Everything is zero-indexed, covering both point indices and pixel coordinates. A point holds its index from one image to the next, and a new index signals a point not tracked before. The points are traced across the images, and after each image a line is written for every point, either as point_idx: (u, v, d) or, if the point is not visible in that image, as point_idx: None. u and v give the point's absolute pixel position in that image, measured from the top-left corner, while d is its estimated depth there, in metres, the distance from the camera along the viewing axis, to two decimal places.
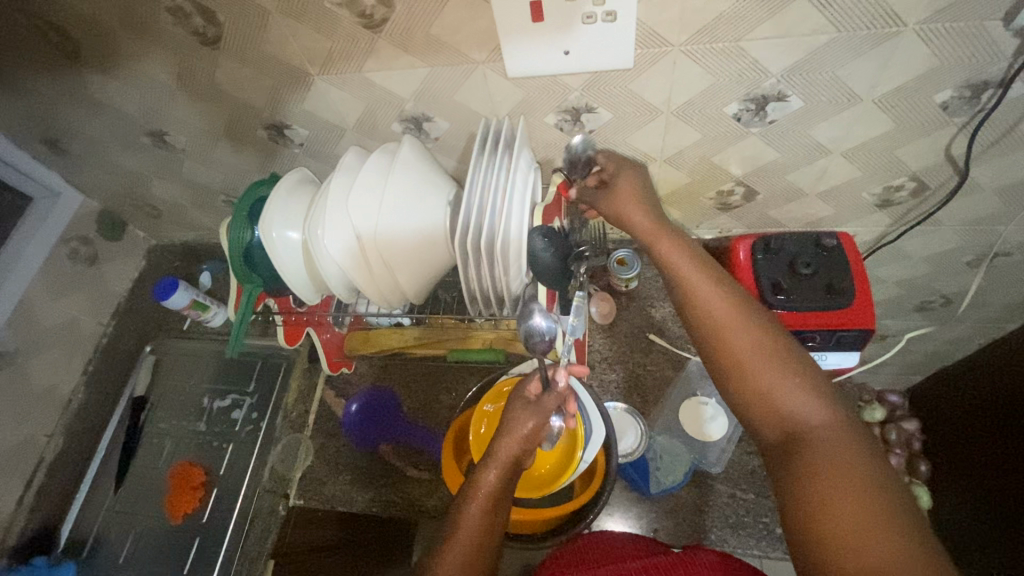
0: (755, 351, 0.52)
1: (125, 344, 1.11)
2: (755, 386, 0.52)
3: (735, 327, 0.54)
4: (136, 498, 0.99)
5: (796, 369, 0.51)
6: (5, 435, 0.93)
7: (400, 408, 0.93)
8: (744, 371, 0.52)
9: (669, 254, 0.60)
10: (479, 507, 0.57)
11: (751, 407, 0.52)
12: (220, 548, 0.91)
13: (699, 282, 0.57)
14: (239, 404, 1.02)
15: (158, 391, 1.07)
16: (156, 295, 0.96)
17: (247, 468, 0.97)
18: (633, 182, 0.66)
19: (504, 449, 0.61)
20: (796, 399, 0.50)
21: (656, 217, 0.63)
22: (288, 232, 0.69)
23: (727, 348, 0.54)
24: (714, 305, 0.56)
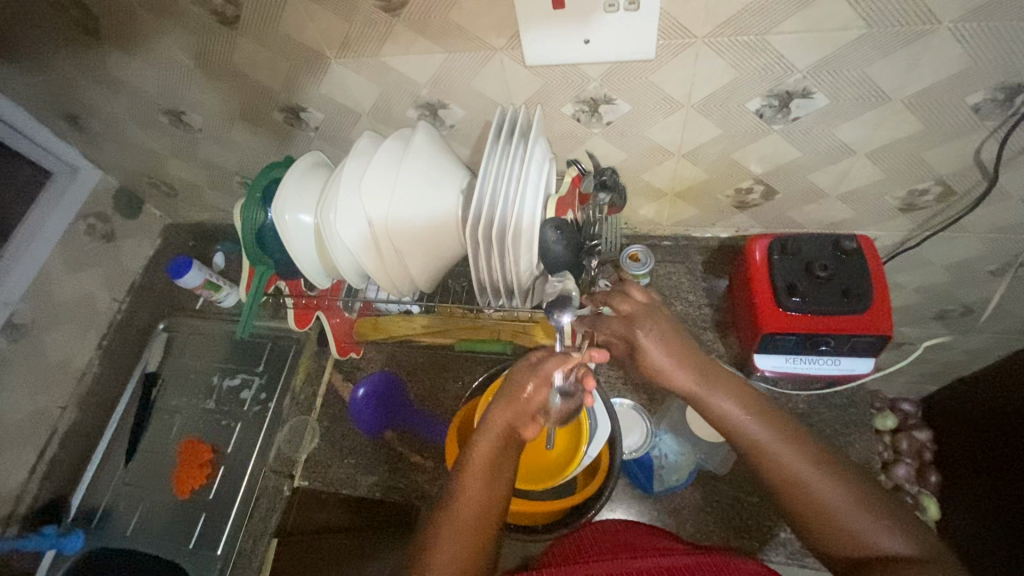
0: (834, 493, 0.55)
1: (139, 320, 1.12)
2: (842, 529, 0.54)
3: (808, 472, 0.57)
4: (144, 472, 1.00)
5: (855, 491, 0.55)
6: (20, 406, 0.97)
7: (406, 395, 0.94)
8: (828, 516, 0.55)
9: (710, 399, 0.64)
10: (474, 479, 0.58)
11: (826, 538, 0.55)
12: (225, 525, 0.93)
13: (757, 431, 0.60)
14: (248, 384, 1.04)
15: (170, 367, 1.08)
16: (170, 273, 0.97)
17: (254, 447, 0.98)
18: (658, 336, 0.68)
19: (502, 420, 0.61)
20: (867, 525, 0.54)
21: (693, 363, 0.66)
22: (301, 215, 0.69)
23: (804, 496, 0.56)
24: (783, 453, 0.58)
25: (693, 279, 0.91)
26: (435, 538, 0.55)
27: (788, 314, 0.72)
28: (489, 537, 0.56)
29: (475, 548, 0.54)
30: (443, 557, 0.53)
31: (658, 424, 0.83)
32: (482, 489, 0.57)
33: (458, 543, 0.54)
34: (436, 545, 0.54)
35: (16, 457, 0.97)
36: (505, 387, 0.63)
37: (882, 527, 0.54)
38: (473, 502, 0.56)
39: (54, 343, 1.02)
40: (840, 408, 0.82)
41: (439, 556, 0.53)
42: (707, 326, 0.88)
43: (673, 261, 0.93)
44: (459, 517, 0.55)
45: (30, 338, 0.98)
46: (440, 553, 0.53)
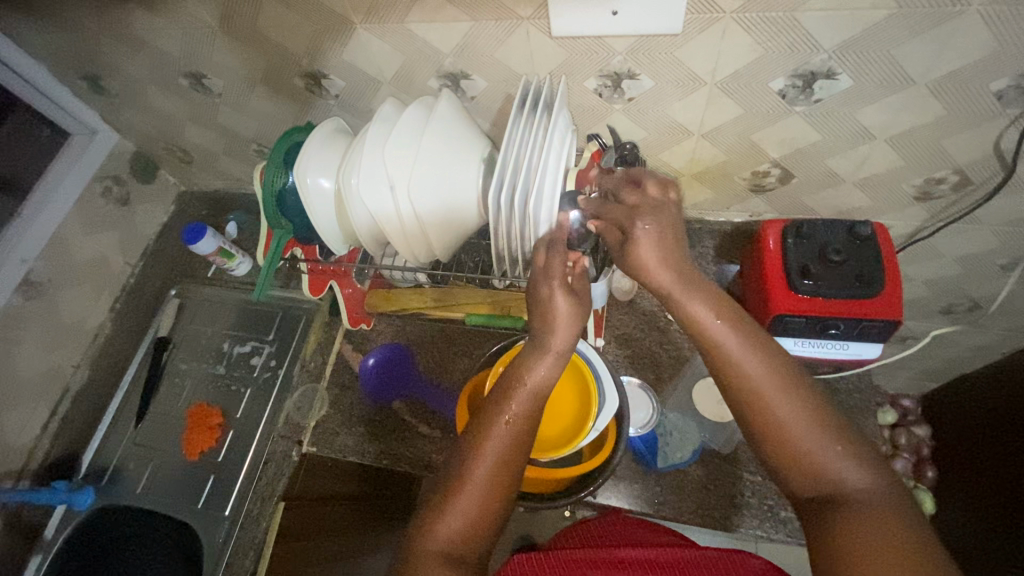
0: (794, 414, 0.53)
1: (152, 285, 1.13)
2: (792, 448, 0.52)
3: (773, 391, 0.54)
4: (155, 432, 1.02)
5: (825, 423, 0.53)
6: (34, 363, 0.98)
7: (415, 367, 0.95)
8: (780, 432, 0.53)
9: (686, 305, 0.58)
10: (522, 395, 0.60)
11: (782, 462, 0.53)
12: (234, 486, 0.95)
13: (727, 339, 0.56)
14: (258, 351, 1.05)
15: (182, 333, 1.09)
16: (185, 238, 0.98)
17: (263, 412, 0.99)
18: (661, 233, 0.58)
19: (558, 342, 0.62)
20: (829, 457, 0.51)
21: (677, 267, 0.58)
22: (322, 179, 0.69)
23: (759, 408, 0.54)
24: (751, 367, 0.55)
25: (705, 263, 0.92)
26: (480, 444, 0.57)
27: (799, 296, 0.73)
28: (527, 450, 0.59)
29: (507, 465, 0.57)
30: (481, 467, 0.56)
31: (664, 403, 0.85)
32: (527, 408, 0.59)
33: (499, 456, 0.57)
34: (476, 456, 0.57)
35: (30, 414, 0.98)
36: (535, 304, 0.63)
37: (843, 454, 0.51)
38: (521, 414, 0.59)
39: (69, 304, 1.03)
40: (845, 393, 0.82)
41: (478, 466, 0.56)
42: None
43: (685, 244, 0.94)
44: (503, 433, 0.58)
45: (45, 296, 0.99)
46: (481, 461, 0.56)
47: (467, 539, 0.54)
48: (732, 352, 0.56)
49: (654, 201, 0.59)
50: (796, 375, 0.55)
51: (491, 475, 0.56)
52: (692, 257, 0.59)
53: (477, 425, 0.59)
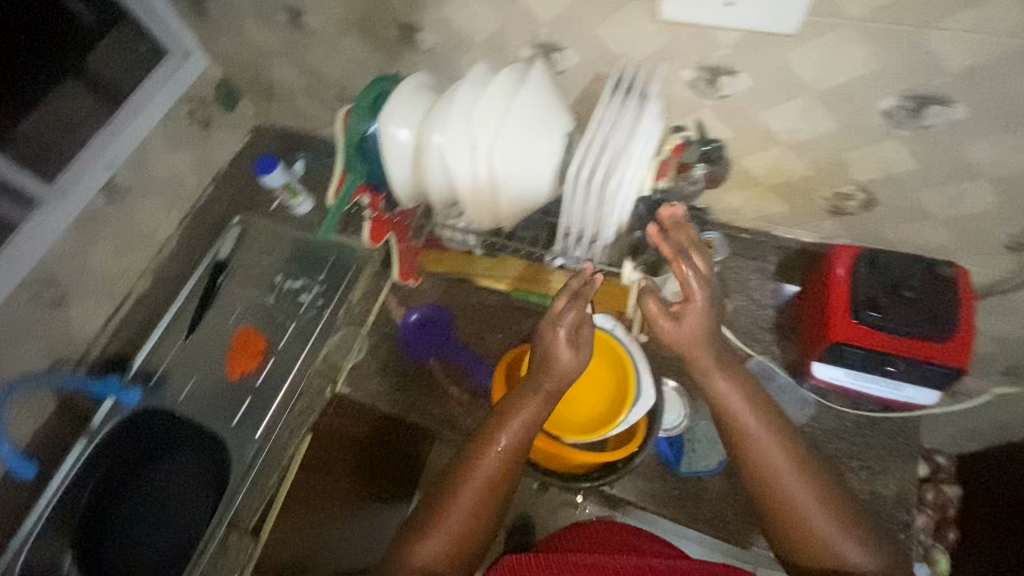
0: (814, 503, 0.60)
1: (219, 208, 1.18)
2: (807, 530, 0.60)
3: (790, 478, 0.61)
4: (202, 347, 1.07)
5: (832, 509, 0.60)
6: (106, 262, 1.04)
7: (453, 331, 0.98)
8: (795, 515, 0.61)
9: (715, 385, 0.65)
10: (509, 431, 0.66)
11: (795, 540, 0.61)
12: (267, 410, 0.99)
13: (752, 425, 0.63)
14: (307, 289, 1.09)
15: (239, 259, 1.14)
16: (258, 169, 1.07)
17: (304, 347, 1.03)
18: (698, 314, 0.63)
19: (552, 381, 0.67)
20: (839, 541, 0.59)
21: (713, 346, 0.65)
22: (403, 129, 0.69)
23: (774, 488, 0.62)
24: (772, 453, 0.62)
25: (762, 279, 0.89)
26: (465, 478, 0.65)
27: (860, 327, 0.70)
28: (508, 484, 0.66)
29: (488, 498, 0.65)
30: (471, 492, 0.65)
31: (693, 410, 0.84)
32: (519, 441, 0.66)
33: (484, 486, 0.65)
34: (460, 487, 0.65)
35: (95, 308, 1.05)
36: (540, 351, 0.67)
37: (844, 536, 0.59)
38: (505, 453, 0.65)
39: (143, 213, 1.08)
40: (887, 435, 0.79)
41: (467, 492, 0.65)
42: (766, 327, 0.87)
43: (746, 256, 0.91)
44: (486, 466, 0.65)
45: (124, 201, 1.04)
46: (464, 494, 0.65)
47: (450, 558, 0.63)
48: (756, 439, 0.63)
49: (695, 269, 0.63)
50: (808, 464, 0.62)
51: (472, 507, 0.64)
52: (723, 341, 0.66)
53: (469, 453, 0.67)
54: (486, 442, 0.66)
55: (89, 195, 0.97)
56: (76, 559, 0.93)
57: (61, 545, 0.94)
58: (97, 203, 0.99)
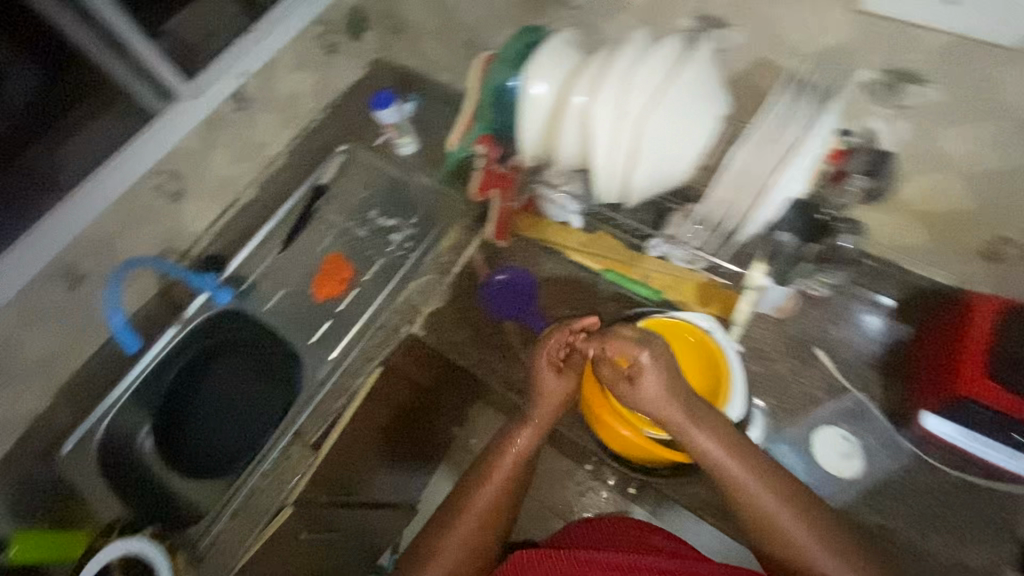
0: (809, 539, 0.64)
1: (327, 134, 1.21)
2: (805, 564, 0.64)
3: (781, 518, 0.65)
4: (294, 264, 1.12)
5: (829, 543, 0.64)
6: (221, 166, 1.09)
7: (535, 299, 0.96)
8: (792, 551, 0.65)
9: (688, 436, 0.68)
10: (504, 464, 0.78)
11: (797, 573, 0.65)
12: (345, 336, 1.04)
13: (739, 472, 0.66)
14: (398, 230, 1.11)
15: (338, 187, 1.16)
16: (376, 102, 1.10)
17: (387, 284, 1.05)
18: (659, 373, 0.69)
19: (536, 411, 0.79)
20: (839, 575, 0.63)
21: (682, 398, 0.69)
22: (540, 85, 0.65)
23: (757, 514, 0.66)
24: (759, 495, 0.66)
25: (877, 312, 0.84)
26: (464, 505, 0.77)
27: (999, 387, 0.65)
28: (509, 507, 0.79)
29: (490, 520, 0.77)
30: (471, 515, 0.76)
31: (775, 428, 0.80)
32: (504, 476, 0.78)
33: (492, 503, 0.77)
34: (462, 513, 0.76)
35: (203, 207, 1.09)
36: (535, 390, 0.80)
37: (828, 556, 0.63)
38: (501, 482, 0.78)
39: (262, 126, 1.12)
40: (986, 503, 0.73)
41: (467, 517, 0.76)
42: (872, 362, 0.82)
43: (868, 284, 0.85)
44: (489, 490, 0.77)
45: (248, 111, 1.08)
46: (464, 516, 0.76)
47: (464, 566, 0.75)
48: (744, 485, 0.66)
49: (651, 332, 0.73)
50: (796, 500, 0.66)
51: (477, 525, 0.76)
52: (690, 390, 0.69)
53: (471, 483, 0.79)
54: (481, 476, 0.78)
55: (219, 99, 1.01)
56: (151, 433, 1.00)
57: (143, 420, 1.00)
58: (224, 106, 1.03)
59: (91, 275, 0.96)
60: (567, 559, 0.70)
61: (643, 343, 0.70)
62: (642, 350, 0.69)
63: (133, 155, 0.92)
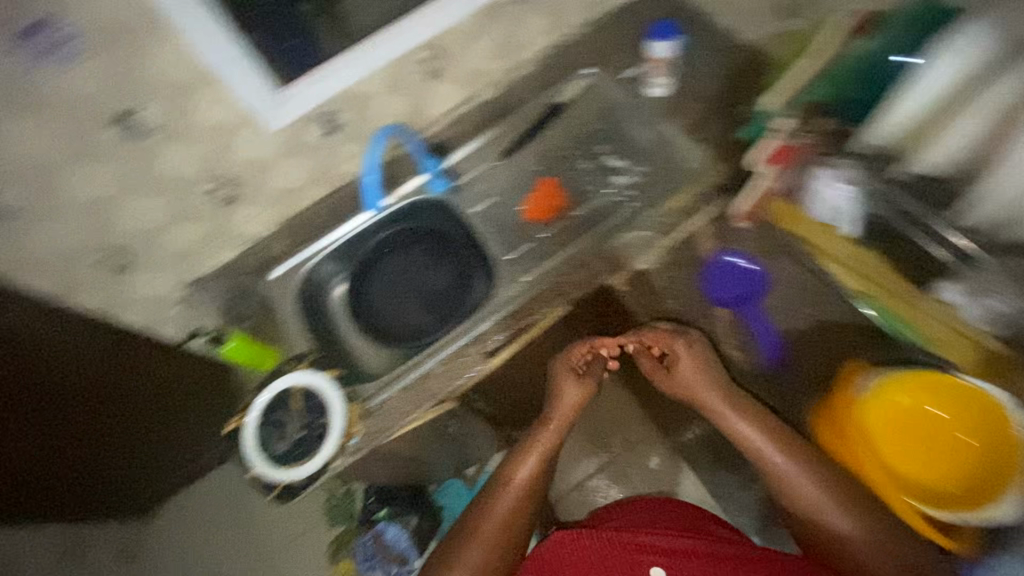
0: (803, 480, 0.80)
1: (579, 50, 1.14)
2: (804, 507, 0.79)
3: (784, 468, 0.82)
4: (512, 175, 1.10)
5: (829, 490, 0.79)
6: (482, 57, 1.04)
7: (761, 296, 1.07)
8: (793, 496, 0.80)
9: (715, 404, 0.92)
10: (518, 487, 0.86)
11: (804, 522, 0.79)
12: (544, 265, 1.00)
13: (750, 432, 0.86)
14: (623, 173, 1.05)
15: (574, 111, 1.12)
16: (656, 31, 1.01)
17: (600, 226, 1.00)
18: (686, 351, 0.99)
19: (556, 416, 0.98)
20: (832, 513, 0.76)
21: (706, 372, 0.96)
22: (942, 67, 0.70)
23: (790, 484, 0.80)
24: (765, 446, 0.84)
25: None
26: (481, 519, 0.83)
27: None
28: (523, 518, 0.85)
29: (508, 525, 0.83)
30: (488, 527, 0.81)
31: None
32: (528, 474, 0.88)
33: (502, 519, 0.83)
34: (478, 527, 0.82)
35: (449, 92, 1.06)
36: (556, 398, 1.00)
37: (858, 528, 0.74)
38: (517, 497, 0.86)
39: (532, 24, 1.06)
40: None
41: (483, 530, 0.81)
42: None
43: None
44: (506, 500, 0.85)
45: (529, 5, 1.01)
46: (484, 525, 0.82)
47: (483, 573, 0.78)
48: (756, 442, 0.85)
49: (678, 330, 1.03)
50: (799, 453, 0.83)
51: (494, 530, 0.81)
52: (716, 369, 0.97)
53: (490, 494, 0.87)
54: (496, 492, 0.86)
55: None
56: (341, 286, 1.08)
57: (340, 270, 1.07)
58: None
59: (346, 128, 0.98)
60: (597, 542, 0.75)
61: (670, 334, 1.01)
62: (667, 337, 1.01)
63: (428, 17, 0.92)
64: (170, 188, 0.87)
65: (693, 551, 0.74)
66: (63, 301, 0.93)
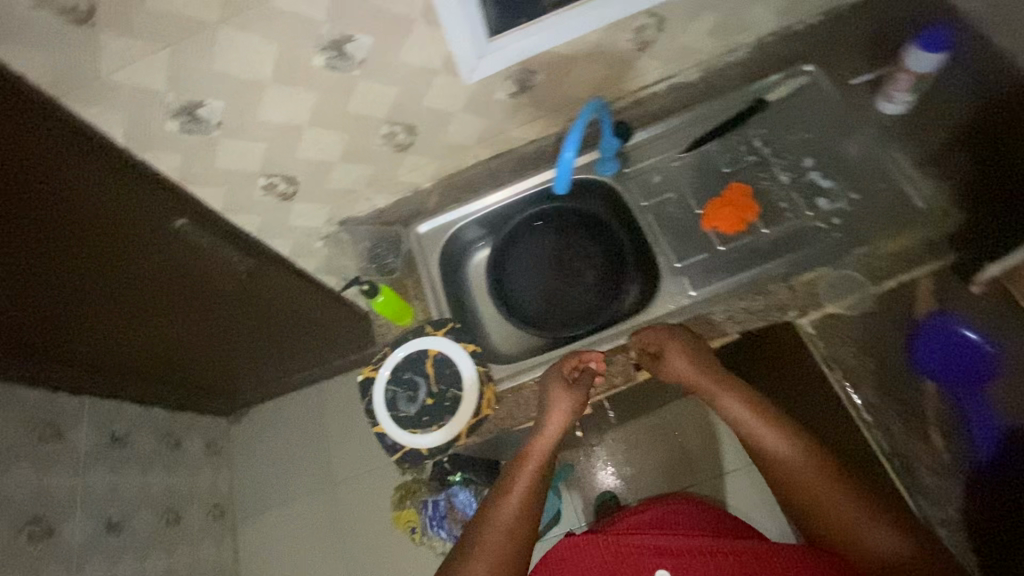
0: (833, 487, 0.69)
1: (802, 45, 0.99)
2: (841, 526, 0.67)
3: (811, 481, 0.70)
4: (696, 171, 0.98)
5: (862, 500, 0.67)
6: (698, 35, 0.92)
7: (983, 382, 0.76)
8: (826, 513, 0.68)
9: (732, 411, 0.78)
10: (529, 467, 0.78)
11: (842, 552, 0.67)
12: (714, 280, 0.90)
13: (770, 442, 0.74)
14: (827, 196, 0.91)
15: (779, 113, 0.98)
16: (923, 40, 0.85)
17: (788, 252, 0.88)
18: (676, 351, 0.80)
19: (551, 427, 0.80)
20: (872, 532, 0.65)
21: (705, 371, 0.79)
22: None
23: (812, 500, 0.70)
24: (787, 457, 0.72)
25: None
26: (491, 516, 0.74)
27: None
28: (535, 509, 0.76)
29: (524, 520, 0.73)
30: (496, 534, 0.72)
31: None
32: (532, 476, 0.77)
33: (513, 518, 0.73)
34: (487, 530, 0.72)
35: (649, 69, 0.95)
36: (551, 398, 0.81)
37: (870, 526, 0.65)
38: (520, 498, 0.75)
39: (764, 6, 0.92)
40: None
41: (496, 529, 0.72)
42: None
43: None
44: (506, 509, 0.74)
45: None
46: (495, 525, 0.73)
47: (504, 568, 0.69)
48: (775, 451, 0.73)
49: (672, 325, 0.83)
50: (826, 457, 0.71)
51: (508, 532, 0.72)
52: (713, 360, 0.80)
53: (492, 501, 0.76)
54: (496, 500, 0.76)
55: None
56: (484, 249, 1.08)
57: (485, 235, 1.06)
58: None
59: (535, 91, 0.90)
60: (609, 547, 0.73)
61: (660, 331, 0.83)
62: (655, 332, 0.83)
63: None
64: (353, 123, 0.83)
65: (713, 550, 0.69)
66: (228, 219, 0.93)
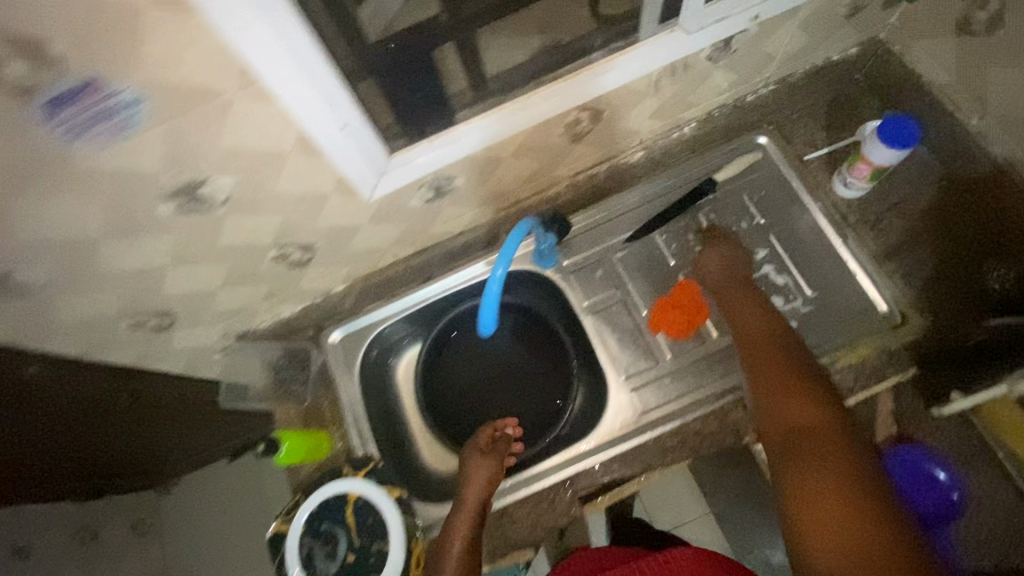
0: (784, 360, 0.66)
1: (755, 116, 0.89)
2: (780, 392, 0.63)
3: (770, 350, 0.69)
4: (640, 263, 0.88)
5: (804, 380, 0.63)
6: (636, 119, 0.80)
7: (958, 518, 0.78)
8: (770, 377, 0.65)
9: (734, 302, 0.78)
10: (479, 487, 0.76)
11: (772, 414, 0.62)
12: (664, 395, 0.81)
13: (750, 317, 0.75)
14: (783, 295, 0.82)
15: (731, 194, 0.89)
16: (884, 130, 0.76)
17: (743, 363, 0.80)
18: (722, 254, 0.82)
19: (471, 497, 0.75)
20: (804, 406, 0.60)
21: (735, 274, 0.80)
22: None
23: (760, 369, 0.67)
24: (754, 329, 0.73)
25: None
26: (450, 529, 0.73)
27: None
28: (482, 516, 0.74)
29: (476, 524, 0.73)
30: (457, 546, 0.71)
31: None
32: (479, 504, 0.75)
33: (469, 524, 0.73)
34: (447, 539, 0.72)
35: (584, 154, 0.83)
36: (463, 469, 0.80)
37: (810, 406, 0.60)
38: (471, 513, 0.74)
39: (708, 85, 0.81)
40: None
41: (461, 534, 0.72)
42: None
43: None
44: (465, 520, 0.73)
45: (713, 66, 0.76)
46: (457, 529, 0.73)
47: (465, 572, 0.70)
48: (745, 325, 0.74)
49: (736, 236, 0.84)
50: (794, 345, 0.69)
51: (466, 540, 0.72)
52: (744, 263, 0.81)
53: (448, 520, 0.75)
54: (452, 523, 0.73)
55: (719, 38, 0.69)
56: (411, 346, 0.95)
57: (412, 332, 0.94)
58: (703, 53, 0.72)
59: (452, 193, 0.77)
60: None
61: (723, 237, 0.84)
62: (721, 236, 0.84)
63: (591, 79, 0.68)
64: (229, 255, 0.68)
65: None
66: (93, 359, 0.77)
